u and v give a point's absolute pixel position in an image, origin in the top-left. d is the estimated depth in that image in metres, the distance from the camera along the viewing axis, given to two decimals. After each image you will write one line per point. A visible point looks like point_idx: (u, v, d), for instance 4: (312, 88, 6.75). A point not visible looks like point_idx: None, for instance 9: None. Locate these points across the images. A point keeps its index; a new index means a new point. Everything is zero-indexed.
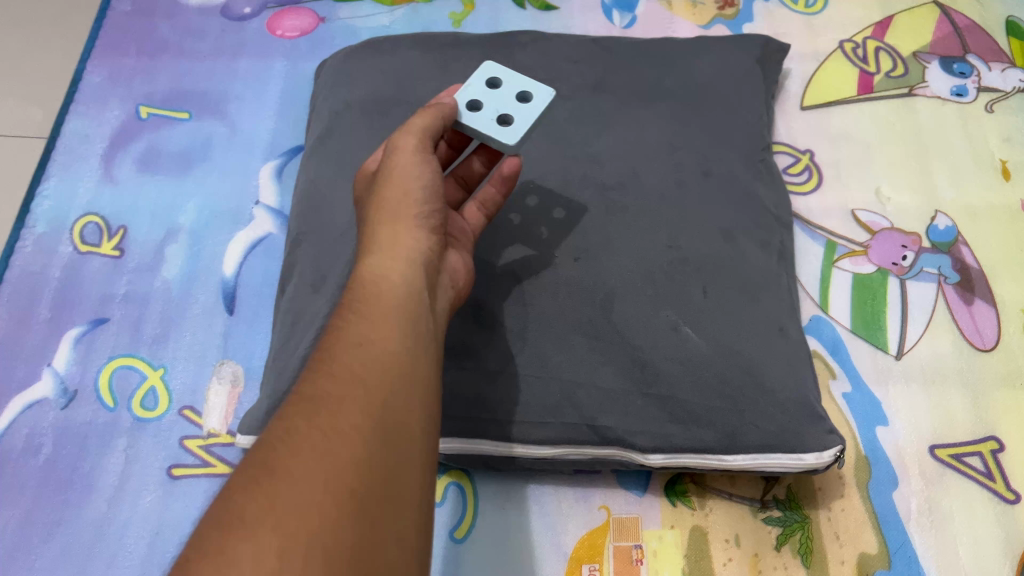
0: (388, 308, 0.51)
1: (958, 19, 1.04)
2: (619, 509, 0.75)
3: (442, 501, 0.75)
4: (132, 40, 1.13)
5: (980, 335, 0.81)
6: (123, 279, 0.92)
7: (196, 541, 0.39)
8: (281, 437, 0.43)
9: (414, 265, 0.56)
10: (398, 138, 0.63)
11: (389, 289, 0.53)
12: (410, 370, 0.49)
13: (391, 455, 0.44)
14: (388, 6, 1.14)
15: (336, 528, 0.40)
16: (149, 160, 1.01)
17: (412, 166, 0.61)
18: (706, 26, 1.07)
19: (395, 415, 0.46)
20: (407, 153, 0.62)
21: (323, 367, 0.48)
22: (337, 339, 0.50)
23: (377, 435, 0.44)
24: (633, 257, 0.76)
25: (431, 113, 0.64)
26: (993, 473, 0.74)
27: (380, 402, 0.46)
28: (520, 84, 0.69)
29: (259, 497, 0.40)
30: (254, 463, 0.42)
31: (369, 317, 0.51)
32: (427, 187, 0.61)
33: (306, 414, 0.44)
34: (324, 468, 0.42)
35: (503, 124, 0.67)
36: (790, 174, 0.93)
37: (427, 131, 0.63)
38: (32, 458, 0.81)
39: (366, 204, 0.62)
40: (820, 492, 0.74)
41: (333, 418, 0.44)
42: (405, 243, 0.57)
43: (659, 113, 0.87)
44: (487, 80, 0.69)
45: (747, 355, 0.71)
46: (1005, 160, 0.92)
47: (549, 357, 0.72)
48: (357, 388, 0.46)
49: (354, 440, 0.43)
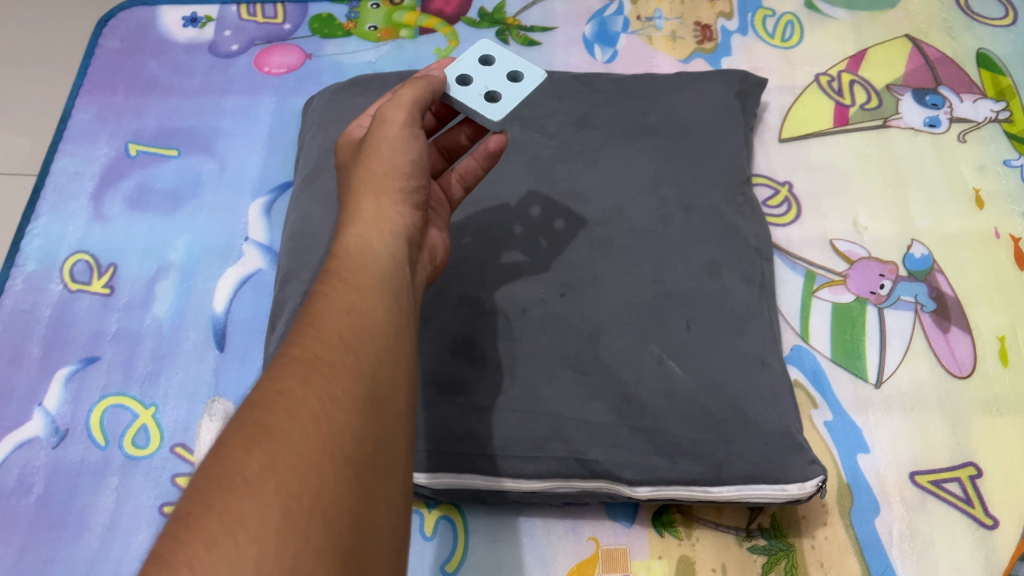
0: (375, 281, 0.51)
1: (930, 51, 1.07)
2: (607, 540, 0.76)
3: (431, 535, 0.76)
4: (121, 78, 1.15)
5: (957, 361, 0.83)
6: (114, 316, 0.93)
7: (192, 500, 0.37)
8: (274, 396, 0.41)
9: (395, 246, 0.56)
10: (388, 111, 0.63)
11: (374, 264, 0.53)
12: (398, 339, 0.49)
13: (382, 421, 0.44)
14: (374, 42, 1.16)
15: (337, 492, 0.39)
16: (139, 197, 1.02)
17: (401, 139, 0.61)
18: (686, 61, 1.09)
19: (385, 383, 0.45)
20: (395, 127, 0.62)
21: (310, 330, 0.46)
22: (323, 305, 0.48)
23: (369, 401, 0.43)
24: (618, 293, 0.78)
25: (421, 84, 0.65)
26: (973, 499, 0.76)
27: (371, 368, 0.45)
28: (512, 64, 0.69)
29: (259, 454, 0.38)
30: (247, 421, 0.40)
31: (354, 287, 0.50)
32: (415, 161, 0.61)
33: (299, 375, 0.43)
34: (323, 429, 0.40)
35: (488, 100, 0.67)
36: (769, 207, 0.95)
37: (416, 103, 0.64)
38: (24, 498, 0.81)
39: (349, 178, 0.62)
40: (805, 520, 0.75)
41: (326, 381, 0.43)
42: (388, 222, 0.57)
43: (642, 149, 0.89)
44: (480, 57, 0.70)
45: (731, 390, 0.72)
46: (978, 188, 0.95)
47: (538, 392, 0.74)
48: (347, 352, 0.45)
49: (350, 404, 0.42)
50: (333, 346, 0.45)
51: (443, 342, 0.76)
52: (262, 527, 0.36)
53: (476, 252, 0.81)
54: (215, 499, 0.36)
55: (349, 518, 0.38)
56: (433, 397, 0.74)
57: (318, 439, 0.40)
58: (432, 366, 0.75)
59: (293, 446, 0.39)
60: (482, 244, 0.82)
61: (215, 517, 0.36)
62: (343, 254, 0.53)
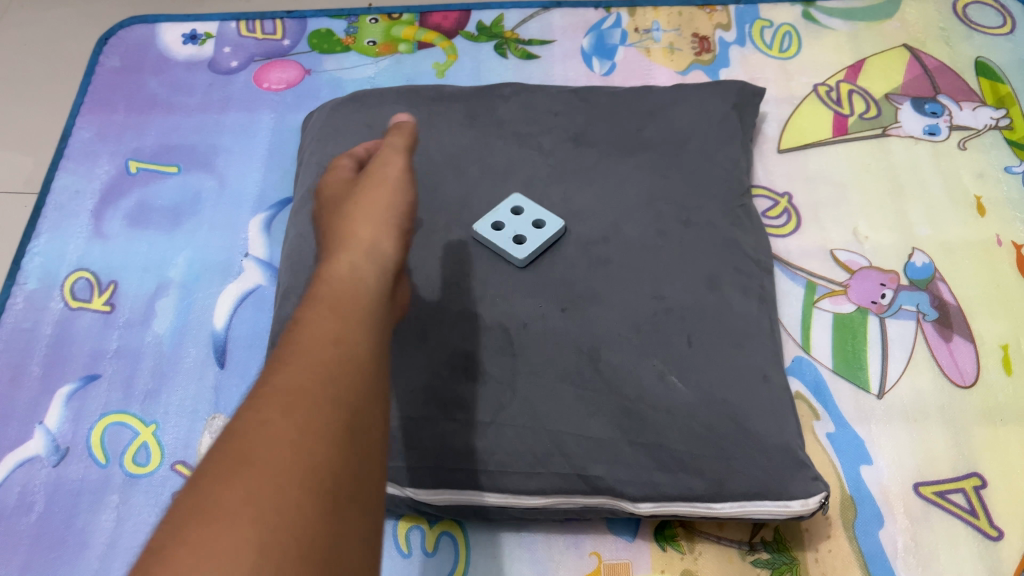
0: (357, 310, 0.51)
1: (928, 61, 1.07)
2: (609, 554, 0.75)
3: (433, 552, 0.76)
4: (122, 96, 1.15)
5: (960, 371, 0.82)
6: (115, 333, 0.93)
7: (167, 534, 0.36)
8: (255, 427, 0.41)
9: (378, 278, 0.56)
10: (388, 156, 0.68)
11: (356, 295, 0.53)
12: (377, 367, 0.48)
13: (359, 451, 0.43)
14: (373, 58, 1.17)
15: (314, 525, 0.38)
16: (140, 214, 1.03)
17: (397, 182, 0.66)
18: (684, 72, 1.09)
19: (365, 412, 0.45)
20: (394, 169, 0.67)
21: (291, 357, 0.46)
22: (305, 333, 0.48)
23: (347, 432, 0.43)
24: (617, 308, 0.78)
25: (406, 130, 0.71)
26: (977, 510, 0.75)
27: (350, 398, 0.45)
28: (537, 213, 0.84)
29: (237, 488, 0.38)
30: (226, 452, 0.40)
31: (337, 315, 0.50)
32: (401, 204, 0.64)
33: (278, 404, 0.42)
34: (302, 462, 0.40)
35: (514, 246, 0.81)
36: (768, 218, 0.95)
37: (407, 147, 0.70)
38: (25, 516, 0.81)
39: (336, 215, 0.64)
40: (808, 534, 0.74)
41: (309, 411, 0.42)
42: (370, 254, 0.58)
43: (639, 163, 0.89)
44: (511, 208, 0.85)
45: (732, 404, 0.72)
46: (979, 196, 0.94)
47: (538, 407, 0.73)
48: (330, 381, 0.45)
49: (329, 434, 0.42)
50: (314, 373, 0.45)
51: (442, 357, 0.76)
52: (239, 562, 0.35)
53: (475, 269, 0.81)
54: (191, 533, 0.36)
55: (324, 552, 0.38)
56: (434, 413, 0.74)
57: (296, 470, 0.39)
58: (433, 381, 0.75)
59: (273, 478, 0.39)
60: (480, 260, 0.82)
61: (189, 550, 0.35)
62: (332, 280, 0.54)
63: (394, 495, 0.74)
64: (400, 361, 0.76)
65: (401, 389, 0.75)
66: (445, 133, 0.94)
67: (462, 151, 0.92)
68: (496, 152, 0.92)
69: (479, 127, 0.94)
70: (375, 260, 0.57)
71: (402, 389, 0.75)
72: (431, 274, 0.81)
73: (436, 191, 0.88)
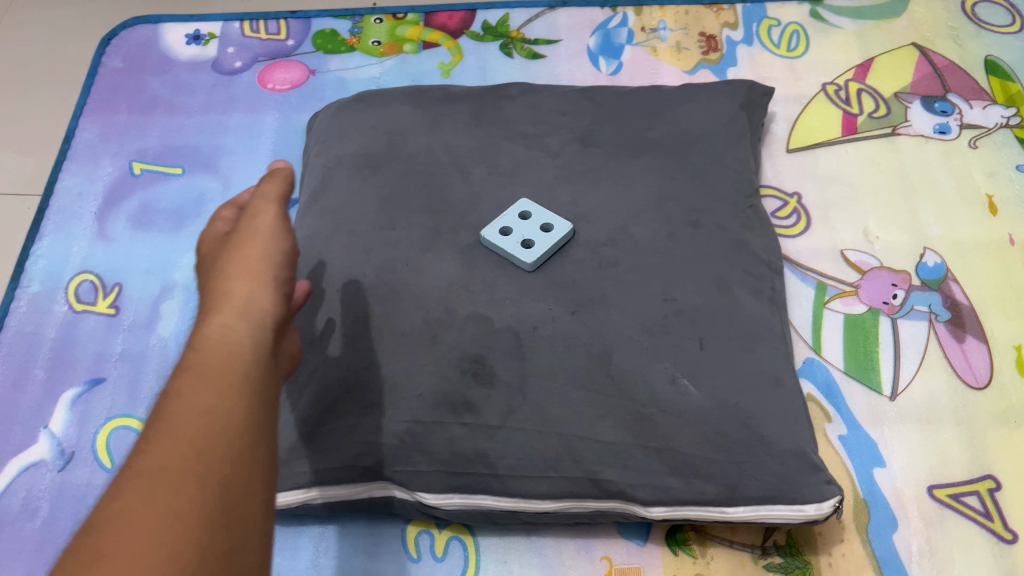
0: (232, 373, 0.49)
1: (937, 60, 1.06)
2: (620, 559, 0.74)
3: (443, 556, 0.75)
4: (124, 97, 1.15)
5: (973, 372, 0.82)
6: (119, 337, 0.92)
7: None
8: (108, 523, 0.40)
9: (263, 332, 0.54)
10: (257, 206, 0.64)
11: (235, 354, 0.51)
12: (254, 436, 0.47)
13: (232, 533, 0.42)
14: (378, 58, 1.16)
15: None
16: (143, 216, 1.02)
17: (271, 233, 0.61)
18: (691, 71, 1.08)
19: (240, 489, 0.44)
20: (267, 218, 0.62)
21: (158, 439, 0.44)
22: (164, 432, 0.45)
23: (218, 515, 0.42)
24: (628, 311, 0.77)
25: (280, 178, 0.66)
26: (992, 513, 0.74)
27: (221, 476, 0.44)
28: (545, 217, 0.83)
29: None
30: (80, 554, 0.39)
31: (199, 395, 0.47)
32: (286, 250, 0.61)
33: (139, 492, 0.41)
34: (156, 560, 0.39)
35: (522, 251, 0.80)
36: (778, 218, 0.94)
37: (281, 196, 0.65)
38: (29, 521, 0.80)
39: (213, 264, 0.60)
40: (822, 538, 0.73)
41: (162, 517, 0.40)
42: (253, 303, 0.55)
43: (647, 164, 0.88)
44: (519, 213, 0.84)
45: (745, 408, 0.71)
46: (991, 195, 0.94)
47: (549, 411, 0.73)
48: (187, 476, 0.43)
49: (192, 522, 0.41)
50: (183, 455, 0.44)
51: (451, 360, 0.75)
52: None
53: (485, 272, 0.81)
54: None
55: None
56: (444, 416, 0.73)
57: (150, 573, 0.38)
58: (441, 384, 0.74)
59: None
60: (489, 263, 0.82)
61: None
62: (203, 351, 0.50)
63: (403, 499, 0.75)
64: (409, 365, 0.75)
65: (409, 393, 0.74)
66: (452, 134, 0.93)
67: (469, 153, 0.91)
68: (504, 153, 0.91)
69: (486, 128, 0.94)
70: (251, 319, 0.54)
71: (411, 393, 0.74)
72: (440, 278, 0.81)
73: (443, 193, 0.88)
